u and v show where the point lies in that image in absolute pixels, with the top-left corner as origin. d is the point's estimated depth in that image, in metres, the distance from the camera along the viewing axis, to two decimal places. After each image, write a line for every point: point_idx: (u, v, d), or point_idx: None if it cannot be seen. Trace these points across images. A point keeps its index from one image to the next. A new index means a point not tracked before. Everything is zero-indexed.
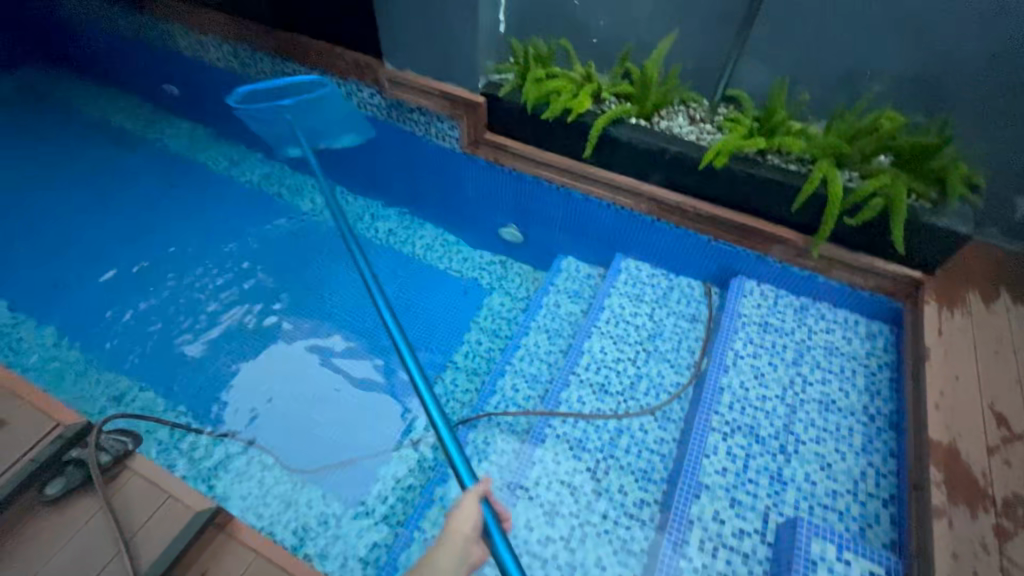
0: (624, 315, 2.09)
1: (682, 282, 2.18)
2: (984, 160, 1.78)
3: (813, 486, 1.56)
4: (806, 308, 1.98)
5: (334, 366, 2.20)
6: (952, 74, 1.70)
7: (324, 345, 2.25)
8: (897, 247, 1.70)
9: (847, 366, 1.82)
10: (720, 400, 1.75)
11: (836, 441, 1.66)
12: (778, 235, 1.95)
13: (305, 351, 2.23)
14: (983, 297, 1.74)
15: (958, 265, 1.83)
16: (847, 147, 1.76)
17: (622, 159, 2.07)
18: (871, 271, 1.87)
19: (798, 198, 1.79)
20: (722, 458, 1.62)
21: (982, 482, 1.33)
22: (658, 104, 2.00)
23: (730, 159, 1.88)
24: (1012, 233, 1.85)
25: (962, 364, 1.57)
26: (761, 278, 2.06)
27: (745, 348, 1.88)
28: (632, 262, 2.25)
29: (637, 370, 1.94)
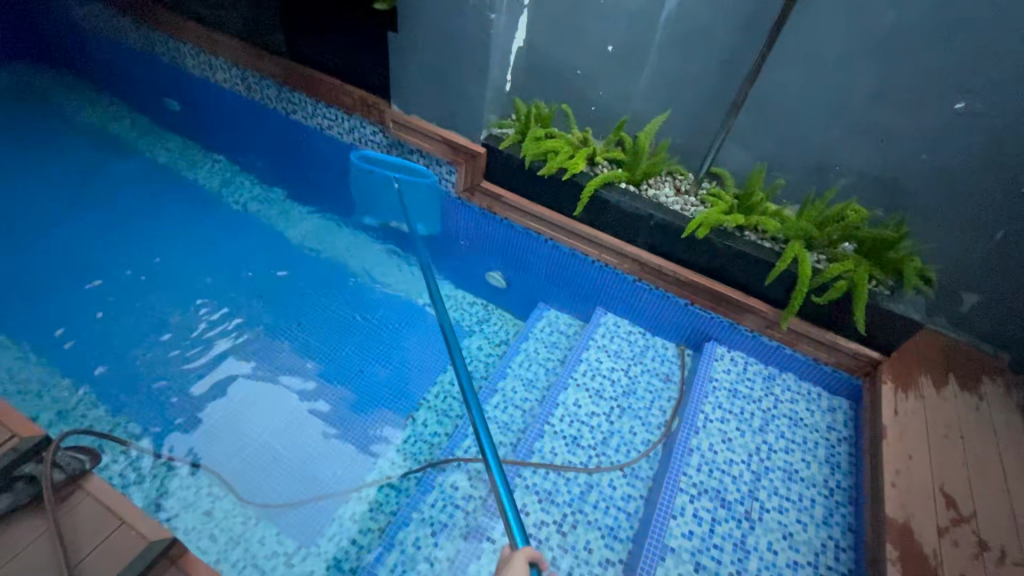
0: (600, 369, 2.13)
1: (657, 341, 2.25)
2: (936, 256, 1.95)
3: (775, 556, 1.59)
4: (773, 377, 2.06)
5: (305, 396, 2.15)
6: (908, 176, 1.89)
7: (295, 372, 2.21)
8: (858, 328, 1.82)
9: (809, 437, 1.89)
10: (689, 461, 1.78)
11: (798, 511, 1.70)
12: (750, 305, 2.06)
13: (275, 378, 2.18)
14: (935, 381, 1.87)
15: (912, 349, 1.96)
16: (816, 231, 1.91)
17: (609, 220, 2.18)
18: (834, 347, 1.98)
19: (771, 273, 1.91)
20: (688, 521, 1.64)
21: (933, 562, 1.38)
22: (647, 173, 2.14)
23: (710, 231, 2.01)
24: (959, 324, 2.01)
25: (915, 444, 1.66)
26: (732, 344, 2.15)
27: (714, 412, 1.93)
28: (610, 317, 2.32)
29: (610, 425, 1.97)
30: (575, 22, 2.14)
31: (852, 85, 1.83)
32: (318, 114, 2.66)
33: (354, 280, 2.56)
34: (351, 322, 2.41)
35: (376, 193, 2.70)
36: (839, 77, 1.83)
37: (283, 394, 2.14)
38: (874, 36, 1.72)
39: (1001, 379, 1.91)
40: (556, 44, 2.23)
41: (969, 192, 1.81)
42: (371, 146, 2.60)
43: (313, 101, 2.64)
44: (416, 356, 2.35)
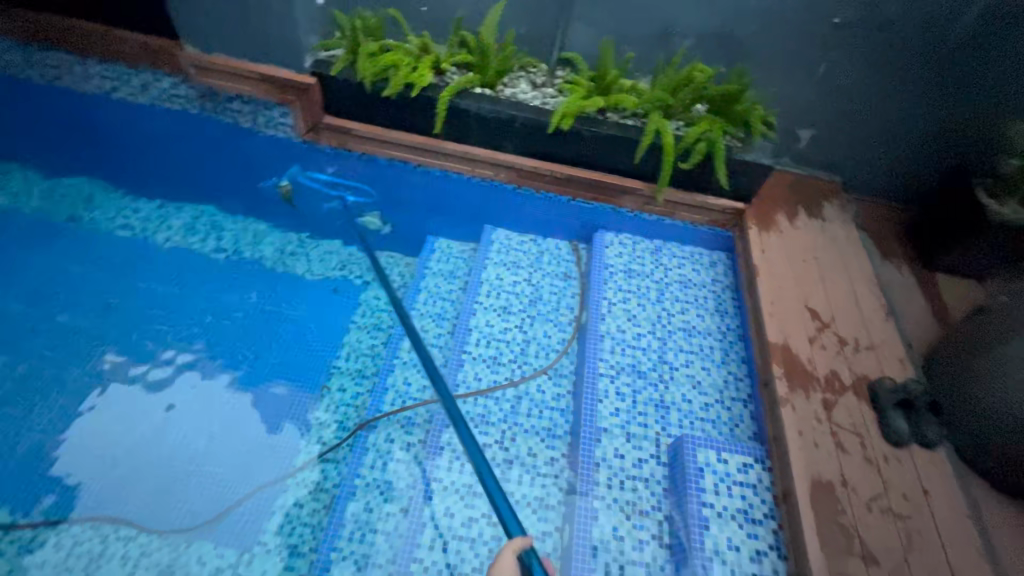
0: (503, 285, 2.12)
1: (551, 245, 2.26)
2: (775, 99, 2.08)
3: (690, 404, 1.77)
4: (660, 249, 2.18)
5: (199, 401, 1.92)
6: (740, 28, 1.95)
7: (179, 382, 1.95)
8: (722, 183, 1.93)
9: (698, 294, 2.07)
10: (602, 346, 1.88)
11: (700, 361, 1.89)
12: (626, 186, 2.11)
13: (154, 392, 1.91)
14: (790, 215, 2.08)
15: (769, 191, 2.15)
16: (671, 100, 1.93)
17: (473, 131, 2.05)
18: (704, 208, 2.12)
19: (639, 150, 1.93)
20: (614, 399, 1.76)
21: (811, 368, 1.59)
22: (500, 71, 1.99)
23: (575, 121, 1.96)
24: (800, 159, 2.22)
25: (783, 274, 1.84)
26: (619, 229, 2.22)
27: (615, 296, 2.04)
28: (502, 232, 2.26)
29: (525, 336, 2.00)
30: None
31: None
32: (93, 75, 2.14)
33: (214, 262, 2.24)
34: (224, 310, 2.13)
35: (200, 153, 2.29)
36: None
37: (171, 407, 1.89)
38: None
39: (838, 200, 2.18)
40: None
41: (790, 30, 1.92)
42: (176, 103, 2.14)
43: (84, 59, 2.11)
44: (311, 325, 2.17)
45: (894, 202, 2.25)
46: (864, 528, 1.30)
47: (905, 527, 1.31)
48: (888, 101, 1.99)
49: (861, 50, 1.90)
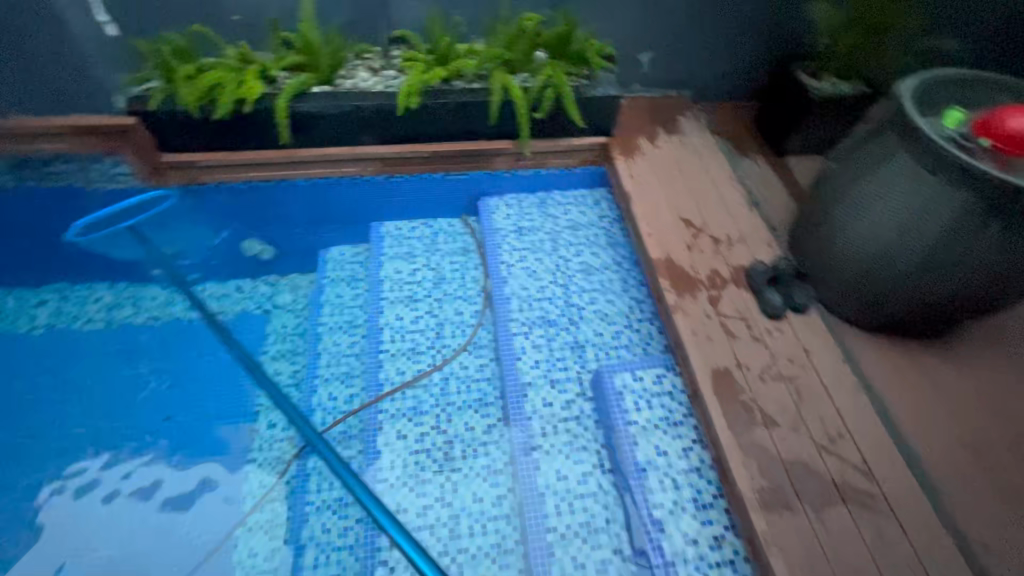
0: (404, 276, 2.10)
1: (442, 224, 2.26)
2: (609, 32, 2.13)
3: (602, 336, 1.87)
4: (545, 201, 2.24)
5: (118, 490, 1.80)
6: None
7: (89, 479, 1.81)
8: (577, 124, 1.99)
9: (589, 233, 2.16)
10: (511, 307, 1.93)
11: (603, 294, 1.99)
12: (494, 148, 2.12)
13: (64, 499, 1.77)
14: (650, 137, 2.17)
15: (627, 119, 2.24)
16: (509, 55, 1.95)
17: (325, 132, 1.98)
18: (572, 150, 2.18)
19: (493, 111, 1.94)
20: (532, 353, 1.82)
21: (693, 272, 1.71)
22: (333, 64, 1.92)
23: (422, 97, 1.94)
24: (648, 83, 2.32)
25: (653, 194, 1.94)
26: (501, 192, 2.25)
27: (513, 256, 2.09)
28: (390, 224, 2.24)
29: (437, 319, 2.01)
30: None
31: None
32: None
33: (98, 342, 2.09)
34: (119, 388, 1.99)
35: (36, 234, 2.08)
36: None
37: (88, 507, 1.76)
38: None
39: (690, 112, 2.31)
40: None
41: None
42: None
43: None
44: (220, 371, 2.05)
45: (741, 100, 2.40)
46: (761, 397, 1.44)
47: (794, 385, 1.47)
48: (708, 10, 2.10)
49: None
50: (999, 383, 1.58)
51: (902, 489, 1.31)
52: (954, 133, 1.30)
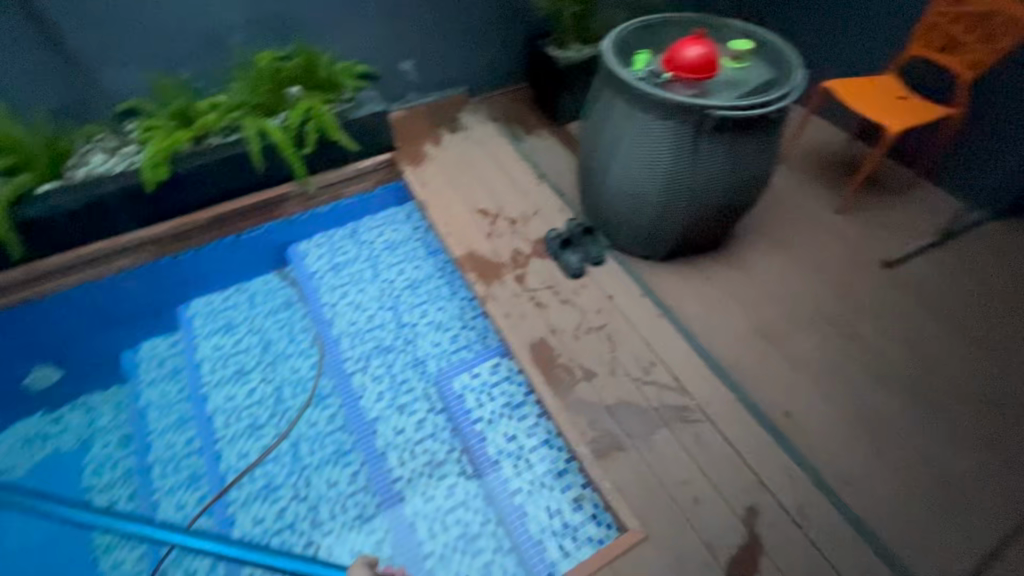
0: (227, 352, 1.94)
1: (257, 284, 2.13)
2: (362, 51, 2.08)
3: (440, 345, 1.86)
4: (356, 229, 2.18)
5: None
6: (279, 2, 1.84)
7: None
8: (350, 147, 1.96)
9: (407, 249, 2.14)
10: (342, 348, 1.90)
11: (433, 304, 1.98)
12: (280, 194, 2.00)
13: None
14: (435, 141, 2.19)
15: (410, 129, 2.23)
16: (254, 97, 1.86)
17: (73, 231, 1.77)
18: (365, 174, 2.11)
19: (256, 158, 1.84)
20: (374, 387, 1.79)
21: (495, 258, 1.75)
22: (57, 158, 1.72)
23: (173, 165, 1.78)
24: (422, 89, 2.32)
25: (446, 195, 1.97)
26: (309, 234, 2.15)
27: (334, 296, 2.03)
28: (199, 302, 2.06)
29: (274, 384, 1.88)
30: None
31: None
32: None
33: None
34: None
35: None
36: None
37: None
38: None
39: (470, 106, 2.35)
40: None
41: None
42: None
43: None
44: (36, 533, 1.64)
45: (517, 82, 2.48)
46: (579, 354, 1.51)
47: (606, 332, 1.56)
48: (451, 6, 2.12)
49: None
50: (775, 270, 1.79)
51: (712, 393, 1.43)
52: (646, 73, 1.41)
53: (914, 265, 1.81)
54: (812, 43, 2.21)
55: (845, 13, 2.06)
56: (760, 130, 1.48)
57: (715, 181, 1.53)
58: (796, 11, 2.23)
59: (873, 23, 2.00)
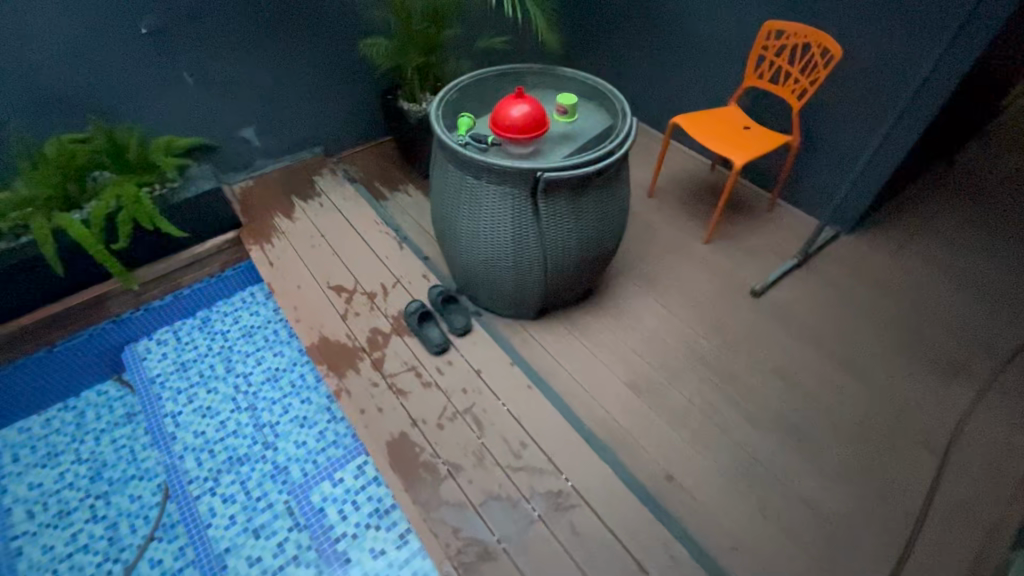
0: (45, 491, 1.58)
1: (88, 399, 1.77)
2: (186, 123, 1.86)
3: (304, 446, 1.63)
4: (207, 318, 1.89)
5: None
6: (64, 79, 1.59)
7: None
8: (175, 232, 1.70)
9: (267, 334, 1.88)
10: (187, 466, 1.61)
11: (297, 396, 1.75)
12: (96, 296, 1.71)
13: None
14: (287, 211, 1.99)
15: (259, 201, 2.01)
16: (43, 188, 1.56)
17: None
18: (204, 258, 1.86)
19: (50, 260, 1.55)
20: (223, 510, 1.53)
21: (351, 343, 1.57)
22: None
23: None
24: (271, 154, 2.12)
25: (297, 273, 1.77)
26: (148, 331, 1.86)
27: (180, 402, 1.73)
28: (10, 432, 1.68)
29: (104, 523, 1.54)
30: None
31: None
32: None
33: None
34: None
35: None
36: None
37: None
38: None
39: (326, 168, 2.18)
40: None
41: (119, 56, 1.64)
42: None
43: None
44: None
45: (378, 136, 2.34)
46: (444, 447, 1.36)
47: (472, 414, 1.42)
48: (283, 68, 1.95)
49: (212, 36, 1.76)
50: (649, 314, 1.74)
51: (585, 469, 1.33)
52: (469, 138, 1.33)
53: (781, 290, 1.82)
54: (664, 78, 2.23)
55: (685, 50, 2.09)
56: (598, 188, 1.40)
57: (566, 243, 1.43)
58: (645, 47, 2.23)
59: (714, 57, 2.03)
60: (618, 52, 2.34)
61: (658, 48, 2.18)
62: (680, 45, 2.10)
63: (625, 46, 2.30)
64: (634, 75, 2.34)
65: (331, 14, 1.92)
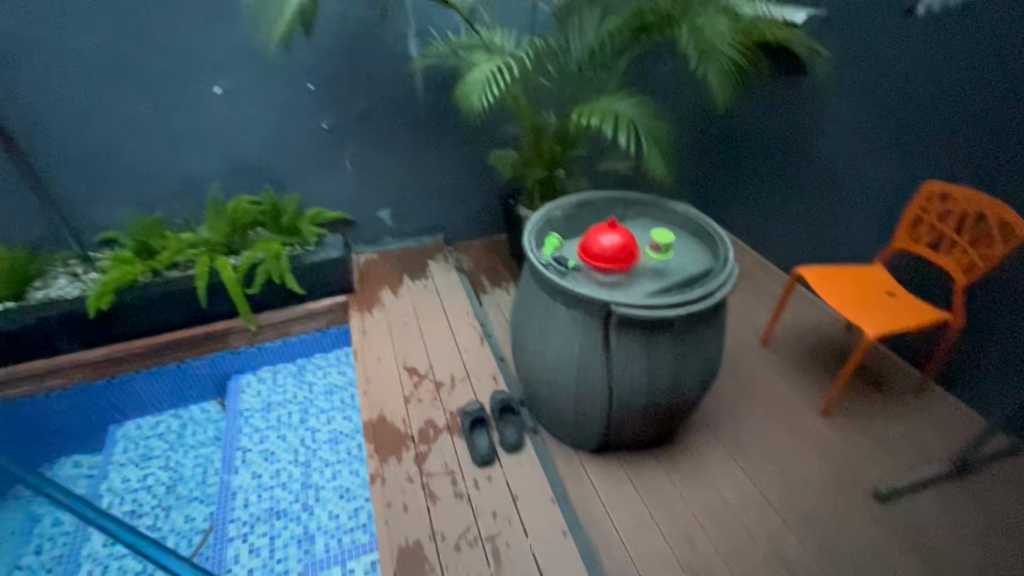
0: (129, 487, 1.77)
1: (193, 413, 2.02)
2: (336, 200, 2.18)
3: (336, 520, 1.64)
4: (304, 366, 2.10)
5: None
6: (255, 155, 1.98)
7: None
8: (296, 290, 1.95)
9: (345, 395, 2.00)
10: (234, 504, 1.68)
11: (348, 465, 1.79)
12: (223, 328, 1.98)
13: None
14: (394, 287, 2.16)
15: (374, 273, 2.23)
16: (214, 234, 1.92)
17: (10, 349, 1.80)
18: (314, 314, 2.08)
19: (199, 295, 1.87)
20: (246, 561, 1.54)
21: (403, 429, 1.58)
22: (16, 279, 1.78)
23: (122, 295, 1.84)
24: (397, 233, 2.37)
25: (381, 347, 1.87)
26: (255, 367, 2.08)
27: (253, 439, 1.86)
28: (131, 424, 1.97)
29: (157, 534, 1.66)
30: None
31: (128, 111, 1.77)
32: None
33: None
34: None
35: None
36: (107, 109, 1.75)
37: None
38: (96, 67, 1.67)
39: (440, 255, 2.34)
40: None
41: (300, 144, 2.00)
42: None
43: None
44: None
45: (495, 232, 2.48)
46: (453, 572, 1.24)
47: (493, 544, 1.29)
48: (425, 166, 2.19)
49: (374, 136, 2.06)
50: (729, 483, 1.47)
51: None
52: (551, 258, 1.33)
53: (916, 501, 1.43)
54: (794, 220, 2.04)
55: (825, 198, 1.90)
56: (681, 332, 1.28)
57: (636, 381, 1.31)
58: (777, 186, 2.07)
59: (858, 211, 1.82)
60: (749, 188, 2.19)
61: (795, 193, 2.01)
62: (819, 192, 1.92)
63: (756, 183, 2.15)
64: (764, 214, 2.17)
65: (475, 127, 2.15)
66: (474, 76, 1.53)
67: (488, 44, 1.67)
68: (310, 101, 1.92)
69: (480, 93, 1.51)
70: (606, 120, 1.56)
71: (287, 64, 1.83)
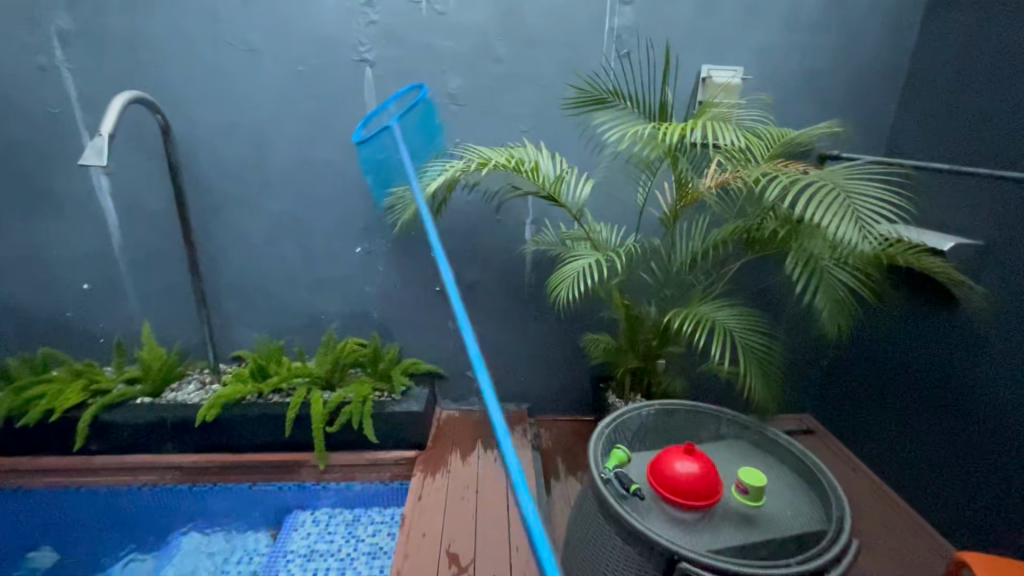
0: None
1: (246, 539, 1.94)
2: (432, 354, 2.29)
3: None
4: (358, 518, 1.98)
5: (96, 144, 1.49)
6: (372, 305, 2.22)
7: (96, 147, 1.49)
8: (370, 436, 1.98)
9: (385, 564, 1.79)
10: None
11: None
12: (298, 459, 2.04)
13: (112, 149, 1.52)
14: (464, 453, 2.08)
15: (450, 433, 2.20)
16: (318, 369, 2.10)
17: (130, 439, 2.03)
18: (382, 464, 2.06)
19: (287, 424, 1.98)
20: None
21: None
22: (161, 377, 2.09)
23: (229, 408, 2.02)
24: (484, 395, 2.36)
25: (431, 521, 1.74)
26: (315, 505, 2.03)
27: None
28: (194, 536, 1.95)
29: None
30: (36, 274, 2.10)
31: (286, 257, 2.15)
32: None
33: (428, 134, 1.88)
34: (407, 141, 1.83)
35: None
36: (273, 254, 2.14)
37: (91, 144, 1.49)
38: (275, 223, 2.09)
39: (520, 426, 2.24)
40: (5, 293, 2.13)
41: (413, 302, 2.21)
42: None
43: None
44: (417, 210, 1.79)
45: (583, 412, 2.35)
46: None
47: None
48: (521, 335, 2.24)
49: (480, 303, 2.20)
50: None
51: None
52: (613, 473, 1.16)
53: None
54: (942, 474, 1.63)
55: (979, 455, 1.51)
56: None
57: None
58: (921, 425, 1.71)
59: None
60: (880, 421, 1.86)
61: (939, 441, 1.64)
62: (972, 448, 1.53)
63: (891, 417, 1.82)
64: (902, 456, 1.79)
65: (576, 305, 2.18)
66: (570, 264, 1.56)
67: (592, 240, 1.76)
68: (430, 267, 2.14)
69: (574, 283, 1.53)
70: (702, 328, 1.47)
71: (418, 236, 2.10)
